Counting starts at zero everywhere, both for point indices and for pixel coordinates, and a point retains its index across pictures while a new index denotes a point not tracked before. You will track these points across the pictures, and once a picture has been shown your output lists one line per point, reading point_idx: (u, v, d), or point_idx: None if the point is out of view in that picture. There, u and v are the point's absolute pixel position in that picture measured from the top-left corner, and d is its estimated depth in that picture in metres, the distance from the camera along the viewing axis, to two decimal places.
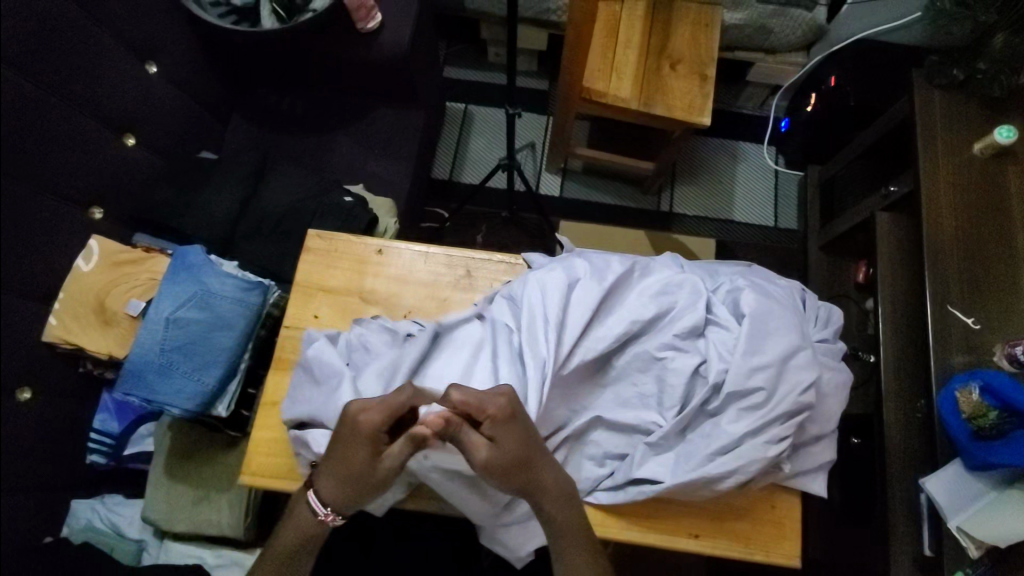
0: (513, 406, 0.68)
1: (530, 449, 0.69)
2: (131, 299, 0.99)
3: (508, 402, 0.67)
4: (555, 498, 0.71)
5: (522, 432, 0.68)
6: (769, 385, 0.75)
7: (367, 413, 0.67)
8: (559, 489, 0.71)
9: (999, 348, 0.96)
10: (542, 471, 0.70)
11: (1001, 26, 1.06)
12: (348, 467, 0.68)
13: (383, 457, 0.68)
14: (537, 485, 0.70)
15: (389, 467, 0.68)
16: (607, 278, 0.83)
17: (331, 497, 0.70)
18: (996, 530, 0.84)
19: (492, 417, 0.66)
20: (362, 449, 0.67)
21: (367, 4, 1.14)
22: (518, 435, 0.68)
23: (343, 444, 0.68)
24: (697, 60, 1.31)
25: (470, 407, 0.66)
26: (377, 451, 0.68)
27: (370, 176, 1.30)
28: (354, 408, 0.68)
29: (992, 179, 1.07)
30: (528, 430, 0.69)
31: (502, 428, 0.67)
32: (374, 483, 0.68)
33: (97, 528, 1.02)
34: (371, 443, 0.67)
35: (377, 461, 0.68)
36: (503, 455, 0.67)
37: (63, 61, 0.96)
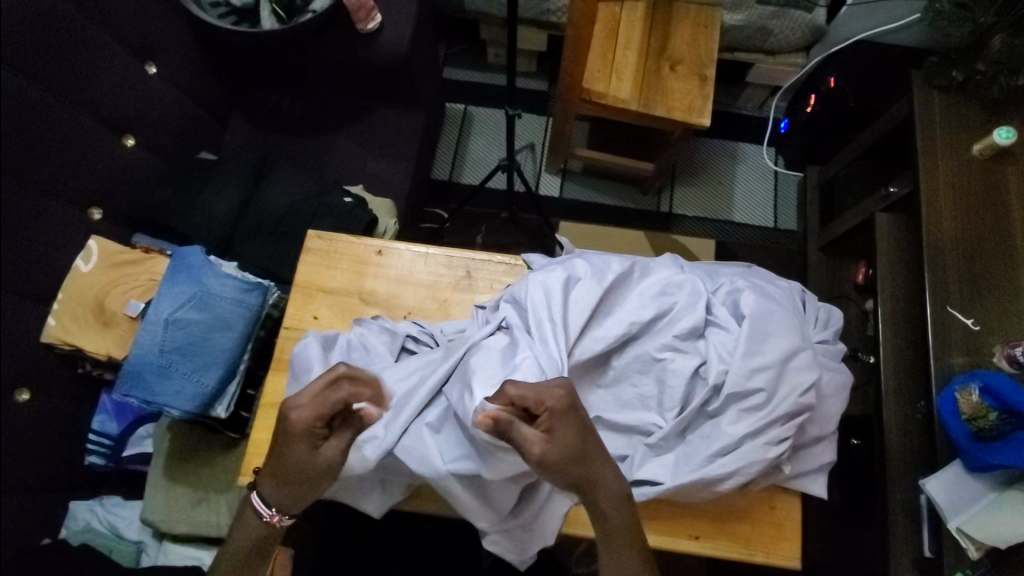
0: (571, 400, 0.67)
1: (586, 443, 0.67)
2: (130, 299, 0.99)
3: (566, 395, 0.67)
4: (611, 495, 0.68)
5: (579, 426, 0.67)
6: (769, 386, 0.74)
7: (298, 407, 0.66)
8: (616, 486, 0.68)
9: (999, 349, 0.96)
10: (599, 467, 0.68)
11: (1000, 27, 1.08)
12: (290, 467, 0.66)
13: (324, 449, 0.67)
14: (593, 481, 0.67)
15: (330, 459, 0.66)
16: (607, 279, 0.83)
17: (274, 497, 0.69)
18: (997, 531, 0.84)
19: (551, 410, 0.65)
20: (299, 446, 0.66)
21: (366, 5, 1.14)
22: (575, 430, 0.66)
23: (280, 442, 0.67)
24: (697, 61, 1.31)
25: (528, 400, 0.65)
26: (316, 444, 0.67)
27: (370, 177, 1.30)
28: (287, 403, 0.66)
29: (991, 180, 1.07)
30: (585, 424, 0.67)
31: (558, 421, 0.65)
32: (314, 479, 0.67)
33: (95, 530, 1.02)
34: (308, 438, 0.66)
35: (315, 456, 0.66)
36: (559, 449, 0.65)
37: (63, 62, 0.96)
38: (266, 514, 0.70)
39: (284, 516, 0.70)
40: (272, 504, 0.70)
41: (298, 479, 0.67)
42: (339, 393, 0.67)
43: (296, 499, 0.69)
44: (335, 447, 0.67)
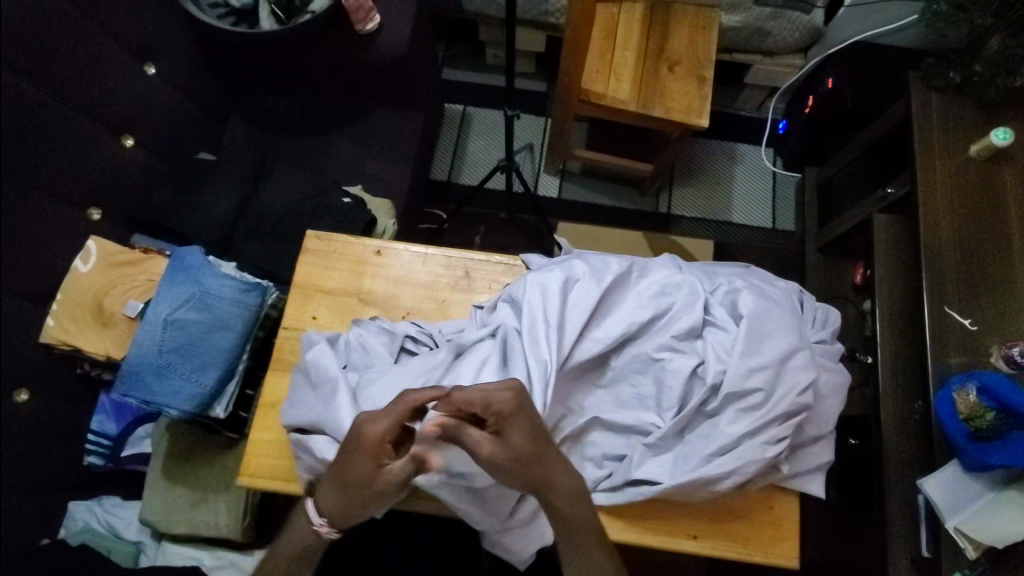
0: (523, 401, 0.68)
1: (540, 446, 0.68)
2: (128, 300, 1.00)
3: (518, 397, 0.67)
4: (566, 494, 0.69)
5: (531, 428, 0.68)
6: (767, 386, 0.75)
7: (370, 422, 0.66)
8: (573, 485, 0.69)
9: (996, 350, 0.96)
10: (554, 467, 0.68)
11: (997, 29, 1.08)
12: (351, 482, 0.67)
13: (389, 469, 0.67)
14: (546, 482, 0.68)
15: (394, 478, 0.67)
16: (607, 279, 0.83)
17: (329, 509, 0.70)
18: (994, 531, 0.85)
19: (498, 412, 0.66)
20: (366, 464, 0.66)
21: (366, 5, 1.14)
22: (526, 431, 0.67)
23: (344, 457, 0.67)
24: (695, 62, 1.31)
25: (474, 405, 0.66)
26: (382, 464, 0.67)
27: (369, 177, 1.30)
28: (360, 419, 0.67)
29: (988, 181, 1.08)
30: (535, 424, 0.68)
31: (507, 423, 0.67)
32: (376, 497, 0.67)
33: (94, 530, 1.02)
34: (376, 456, 0.66)
35: (381, 474, 0.66)
36: (507, 451, 0.66)
37: (62, 63, 0.96)
38: (317, 524, 0.71)
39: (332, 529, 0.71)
40: (323, 514, 0.71)
41: (359, 495, 0.67)
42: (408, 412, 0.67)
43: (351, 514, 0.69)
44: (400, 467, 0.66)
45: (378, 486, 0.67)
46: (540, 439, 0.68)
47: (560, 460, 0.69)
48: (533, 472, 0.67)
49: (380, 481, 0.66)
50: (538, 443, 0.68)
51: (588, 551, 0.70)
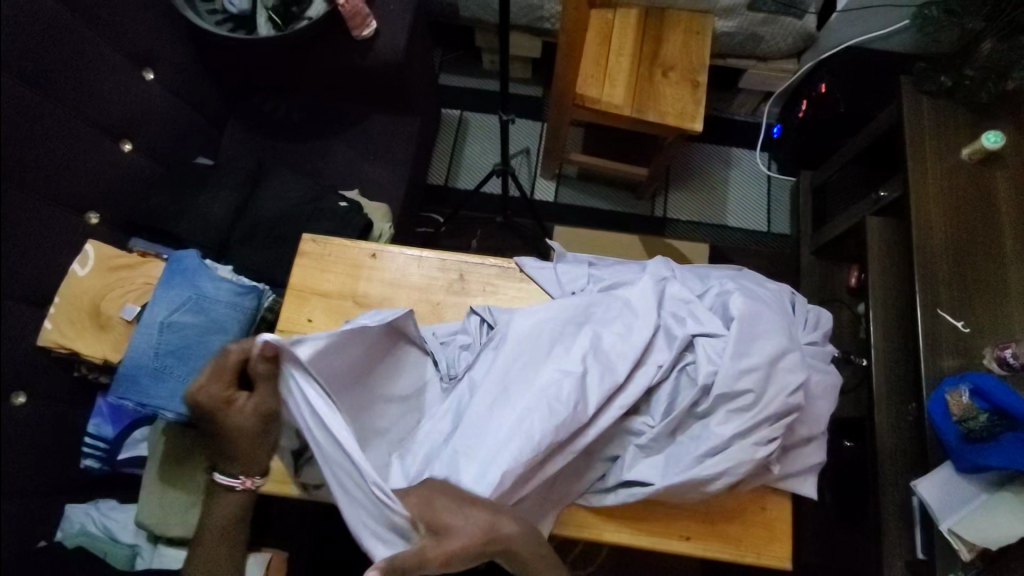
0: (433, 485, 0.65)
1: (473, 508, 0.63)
2: (126, 303, 1.00)
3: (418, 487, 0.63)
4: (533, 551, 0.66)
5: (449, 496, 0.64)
6: (758, 387, 0.75)
7: (200, 381, 0.69)
8: (517, 526, 0.64)
9: (990, 351, 0.97)
10: (489, 515, 0.63)
11: (989, 32, 1.12)
12: (226, 435, 0.71)
13: (244, 407, 0.70)
14: (485, 526, 0.62)
15: (251, 416, 0.70)
16: (604, 357, 0.79)
17: (234, 466, 0.76)
18: (987, 534, 0.85)
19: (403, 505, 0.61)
20: (222, 417, 0.70)
21: (362, 12, 1.15)
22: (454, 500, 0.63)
23: (209, 422, 0.71)
24: (689, 66, 1.32)
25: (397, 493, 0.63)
26: (234, 407, 0.69)
27: (366, 182, 1.31)
28: (191, 389, 0.69)
29: (980, 184, 1.09)
30: (445, 496, 0.63)
31: (421, 500, 0.61)
32: (255, 434, 0.72)
33: (90, 533, 1.02)
34: (226, 404, 0.69)
35: (238, 418, 0.70)
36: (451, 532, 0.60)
37: (60, 69, 0.97)
38: (237, 483, 0.77)
39: (257, 476, 0.78)
40: (237, 472, 0.77)
41: (237, 442, 0.72)
42: (234, 357, 0.68)
43: (261, 459, 0.76)
44: (252, 405, 0.70)
45: (240, 428, 0.71)
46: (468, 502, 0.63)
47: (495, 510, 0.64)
48: (456, 532, 0.60)
49: (241, 424, 0.70)
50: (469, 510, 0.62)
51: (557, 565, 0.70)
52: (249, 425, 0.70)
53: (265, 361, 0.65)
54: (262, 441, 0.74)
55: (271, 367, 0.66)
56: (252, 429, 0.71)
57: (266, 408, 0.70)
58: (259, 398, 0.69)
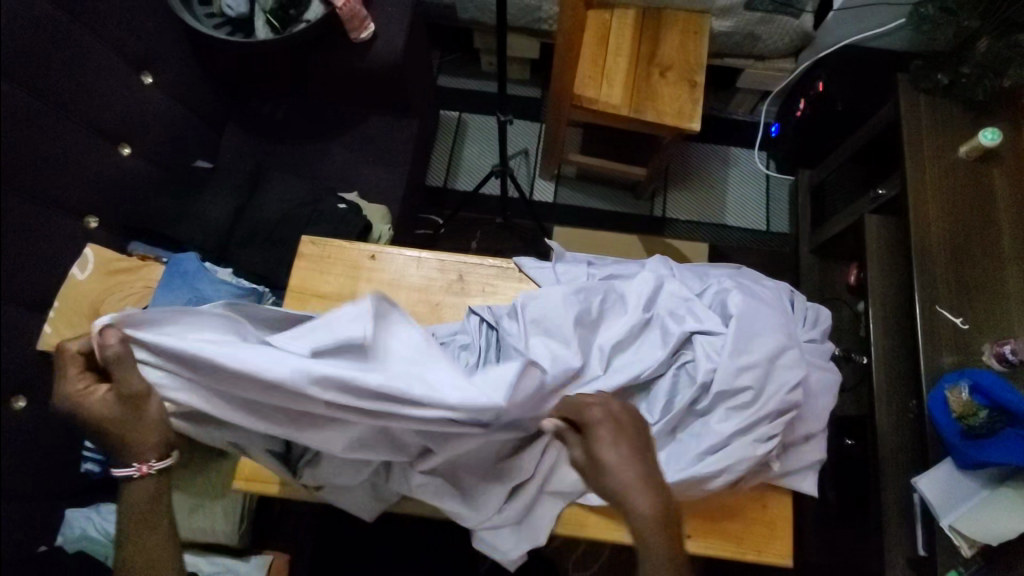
0: (629, 413, 0.65)
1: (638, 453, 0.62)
2: (126, 307, 1.02)
3: (608, 409, 0.64)
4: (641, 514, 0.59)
5: (630, 441, 0.62)
6: (757, 384, 0.75)
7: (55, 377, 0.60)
8: (654, 509, 0.59)
9: (989, 347, 0.97)
10: (631, 481, 0.60)
11: (984, 31, 1.12)
12: (96, 426, 0.61)
13: (106, 391, 0.59)
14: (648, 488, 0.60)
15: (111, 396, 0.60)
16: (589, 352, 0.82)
17: (123, 456, 0.63)
18: (986, 530, 0.86)
19: (586, 424, 0.64)
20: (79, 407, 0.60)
21: (360, 14, 1.16)
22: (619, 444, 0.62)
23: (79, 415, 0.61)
24: (687, 66, 1.33)
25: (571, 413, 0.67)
26: (95, 394, 0.59)
27: (365, 184, 1.31)
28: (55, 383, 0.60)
29: (977, 180, 1.09)
30: (618, 440, 0.62)
31: (598, 428, 0.63)
32: (123, 415, 0.61)
33: (92, 537, 0.99)
34: (84, 393, 0.59)
35: (95, 401, 0.60)
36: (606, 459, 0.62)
37: (57, 74, 0.97)
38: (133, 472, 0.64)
39: (155, 461, 0.64)
40: (127, 462, 0.64)
41: (108, 430, 0.61)
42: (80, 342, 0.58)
43: (155, 441, 0.63)
44: (114, 388, 0.59)
45: (105, 412, 0.60)
46: (636, 457, 0.62)
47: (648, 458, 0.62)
48: (597, 470, 0.62)
49: (106, 412, 0.60)
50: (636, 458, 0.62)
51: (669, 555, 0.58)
52: (117, 409, 0.59)
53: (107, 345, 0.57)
54: (146, 422, 0.62)
55: (126, 341, 0.58)
56: (124, 412, 0.60)
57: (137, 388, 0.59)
58: (118, 380, 0.59)
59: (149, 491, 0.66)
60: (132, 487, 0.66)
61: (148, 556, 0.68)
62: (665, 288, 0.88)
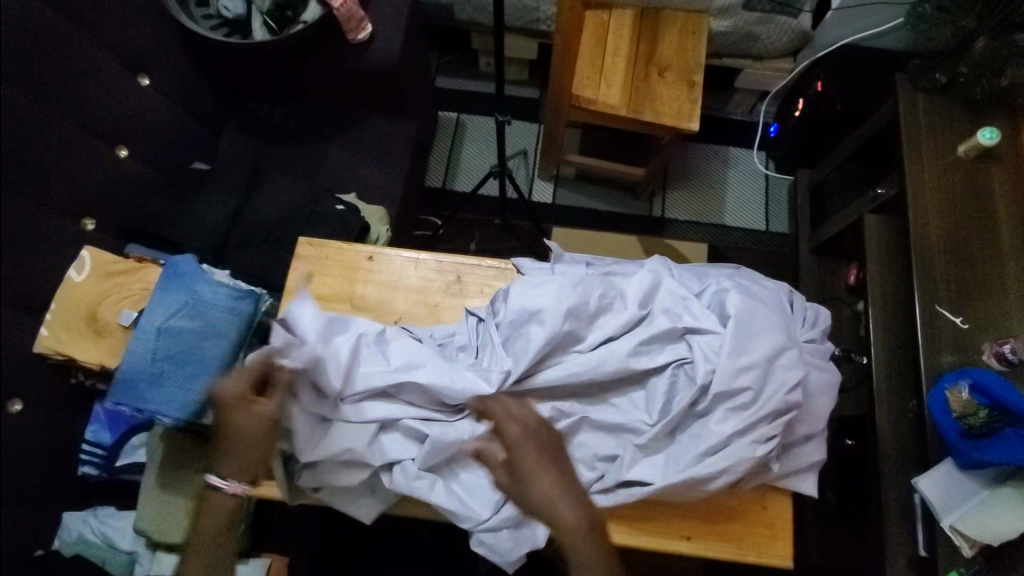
0: (547, 428, 0.72)
1: (551, 464, 0.68)
2: (122, 310, 1.00)
3: (526, 426, 0.71)
4: (573, 528, 0.64)
5: (545, 455, 0.69)
6: (756, 384, 0.75)
7: (229, 380, 0.75)
8: (580, 522, 0.65)
9: (989, 347, 0.97)
10: (558, 492, 0.66)
11: (981, 31, 1.12)
12: (232, 431, 0.74)
13: (257, 409, 0.74)
14: (575, 499, 0.66)
15: (265, 417, 0.74)
16: (567, 343, 0.82)
17: (230, 469, 0.76)
18: (988, 530, 0.85)
19: (508, 444, 0.70)
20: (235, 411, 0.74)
21: (357, 15, 1.15)
22: (535, 452, 0.69)
23: (223, 419, 0.74)
24: (685, 66, 1.32)
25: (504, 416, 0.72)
26: (249, 409, 0.74)
27: (363, 185, 1.31)
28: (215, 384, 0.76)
29: (976, 180, 1.09)
30: (538, 457, 0.68)
31: (519, 447, 0.69)
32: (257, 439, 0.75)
33: (89, 540, 1.01)
34: (243, 405, 0.74)
35: (250, 416, 0.74)
36: (521, 465, 0.68)
37: (54, 75, 0.97)
38: (227, 485, 0.76)
39: (246, 482, 0.76)
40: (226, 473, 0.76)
41: (240, 440, 0.75)
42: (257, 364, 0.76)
43: (260, 464, 0.76)
44: (268, 410, 0.74)
45: (251, 428, 0.74)
46: (554, 470, 0.68)
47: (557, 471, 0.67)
48: (524, 488, 0.67)
49: (253, 426, 0.74)
50: (551, 467, 0.68)
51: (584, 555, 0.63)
52: (259, 426, 0.74)
53: (284, 372, 0.76)
54: (266, 445, 0.75)
55: (290, 372, 0.77)
56: (262, 432, 0.75)
57: (276, 414, 0.75)
58: (277, 406, 0.75)
59: (228, 508, 0.76)
60: (214, 499, 0.76)
61: (208, 555, 0.75)
62: (663, 287, 0.87)
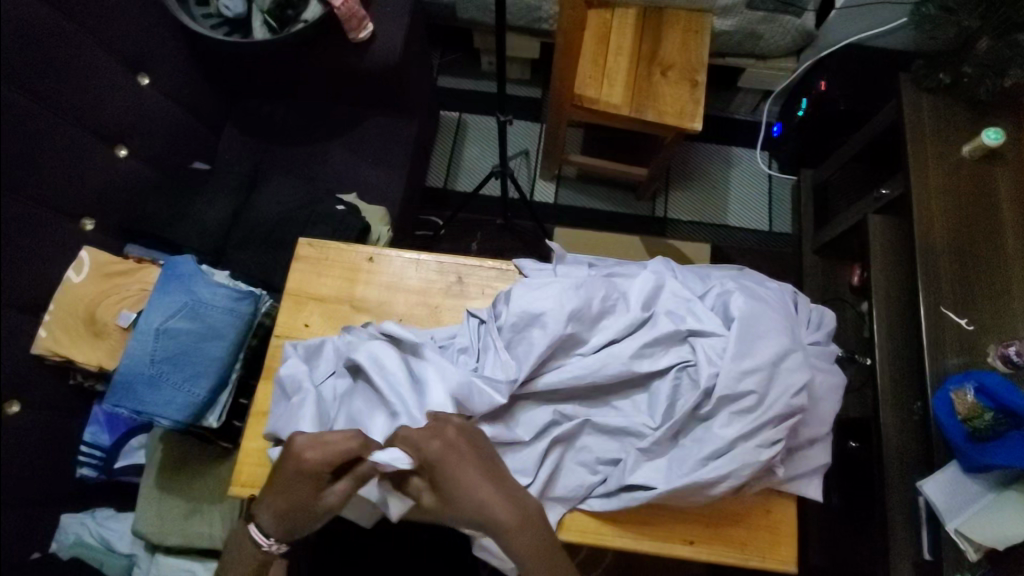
0: (466, 436, 0.70)
1: (481, 472, 0.68)
2: (121, 311, 1.00)
3: (445, 439, 0.69)
4: (521, 528, 0.67)
5: (473, 463, 0.69)
6: (760, 388, 0.74)
7: (307, 453, 0.68)
8: (515, 518, 0.67)
9: (993, 349, 0.96)
10: (489, 494, 0.67)
11: (986, 30, 1.08)
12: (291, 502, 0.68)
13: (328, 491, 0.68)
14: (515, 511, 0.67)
15: (333, 501, 0.68)
16: (569, 345, 0.81)
17: (271, 527, 0.70)
18: (994, 533, 0.84)
19: (430, 463, 0.68)
20: (304, 485, 0.68)
21: (359, 14, 1.14)
22: (463, 465, 0.68)
23: (288, 484, 0.68)
24: (689, 65, 1.31)
25: (423, 439, 0.69)
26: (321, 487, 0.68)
27: (364, 184, 1.30)
28: (298, 444, 0.68)
29: (981, 182, 1.08)
30: (466, 469, 0.68)
31: (443, 463, 0.68)
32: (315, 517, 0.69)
33: (87, 543, 1.02)
34: (315, 480, 0.68)
35: (317, 496, 0.68)
36: (451, 482, 0.67)
37: (53, 75, 0.96)
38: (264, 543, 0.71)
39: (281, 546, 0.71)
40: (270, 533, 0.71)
41: (297, 513, 0.68)
42: (350, 441, 0.68)
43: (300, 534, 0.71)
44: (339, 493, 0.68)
45: (319, 511, 0.69)
46: (484, 476, 0.68)
47: (488, 480, 0.68)
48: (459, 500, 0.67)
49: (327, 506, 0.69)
50: (483, 474, 0.69)
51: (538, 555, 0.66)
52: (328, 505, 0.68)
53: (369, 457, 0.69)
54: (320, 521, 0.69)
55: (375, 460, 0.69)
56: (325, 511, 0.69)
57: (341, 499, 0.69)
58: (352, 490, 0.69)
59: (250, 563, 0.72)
60: (241, 547, 0.72)
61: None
62: (666, 287, 0.86)
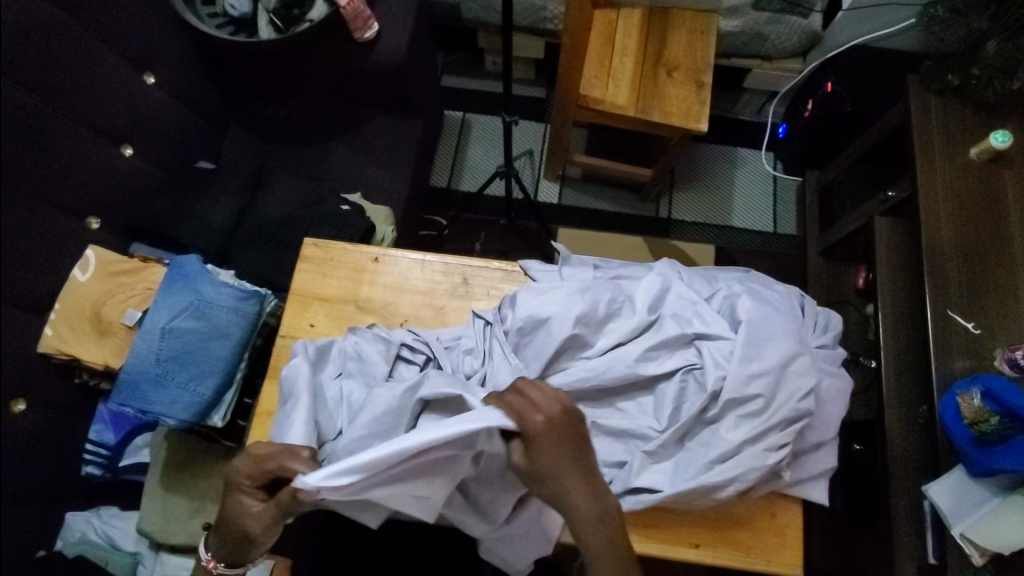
0: (570, 418, 0.62)
1: (569, 459, 0.62)
2: (127, 310, 1.00)
3: (549, 417, 0.62)
4: (591, 522, 0.62)
5: (568, 447, 0.62)
6: (768, 391, 0.74)
7: (239, 459, 0.65)
8: (593, 511, 0.62)
9: (1000, 354, 0.95)
10: (572, 480, 0.62)
11: (993, 33, 1.10)
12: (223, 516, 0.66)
13: (250, 512, 0.63)
14: (592, 499, 0.62)
15: (251, 522, 0.63)
16: (575, 346, 0.81)
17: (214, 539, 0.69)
18: (999, 538, 0.83)
19: (528, 437, 0.61)
20: (231, 494, 0.65)
21: (363, 14, 1.14)
22: (556, 449, 0.62)
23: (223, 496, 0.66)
24: (695, 66, 1.31)
25: (523, 407, 0.62)
26: (245, 505, 0.64)
27: (369, 184, 1.30)
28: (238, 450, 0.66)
29: (990, 184, 1.07)
30: (558, 455, 0.61)
31: (540, 440, 0.61)
32: (247, 538, 0.65)
33: (91, 541, 1.01)
34: (239, 494, 0.64)
35: (240, 512, 0.64)
36: (545, 462, 0.61)
37: (60, 74, 0.96)
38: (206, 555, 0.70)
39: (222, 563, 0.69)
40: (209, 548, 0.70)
41: (227, 528, 0.66)
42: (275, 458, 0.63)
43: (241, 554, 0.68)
44: (254, 517, 0.63)
45: (239, 531, 0.64)
46: (574, 458, 0.62)
47: (575, 470, 0.62)
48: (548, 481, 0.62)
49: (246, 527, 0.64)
50: (574, 458, 0.62)
51: (603, 549, 0.62)
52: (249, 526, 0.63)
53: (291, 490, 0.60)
54: (252, 540, 0.65)
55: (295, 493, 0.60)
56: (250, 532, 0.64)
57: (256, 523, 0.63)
58: (267, 517, 0.62)
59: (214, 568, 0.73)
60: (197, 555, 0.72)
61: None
62: (672, 289, 0.86)
